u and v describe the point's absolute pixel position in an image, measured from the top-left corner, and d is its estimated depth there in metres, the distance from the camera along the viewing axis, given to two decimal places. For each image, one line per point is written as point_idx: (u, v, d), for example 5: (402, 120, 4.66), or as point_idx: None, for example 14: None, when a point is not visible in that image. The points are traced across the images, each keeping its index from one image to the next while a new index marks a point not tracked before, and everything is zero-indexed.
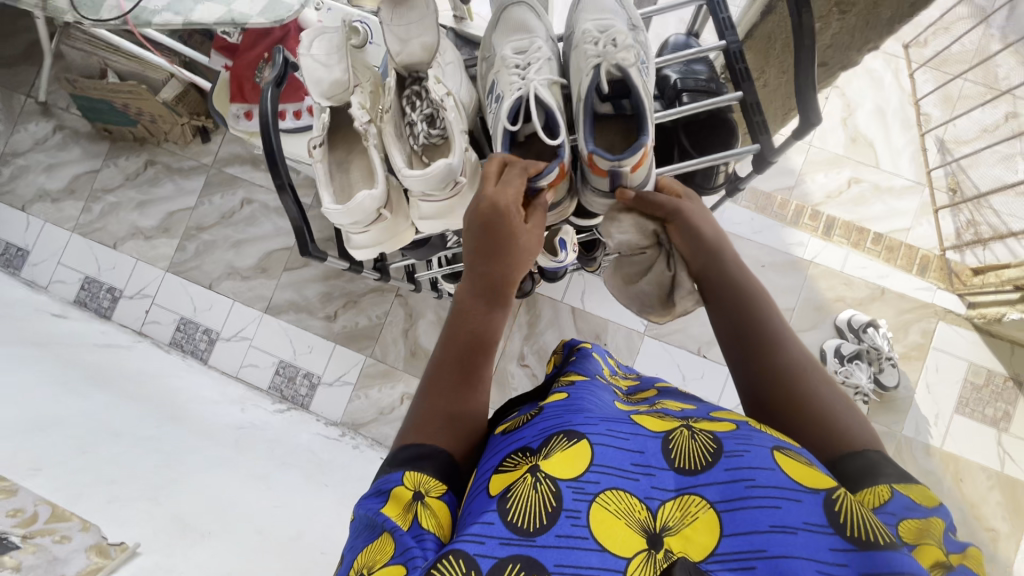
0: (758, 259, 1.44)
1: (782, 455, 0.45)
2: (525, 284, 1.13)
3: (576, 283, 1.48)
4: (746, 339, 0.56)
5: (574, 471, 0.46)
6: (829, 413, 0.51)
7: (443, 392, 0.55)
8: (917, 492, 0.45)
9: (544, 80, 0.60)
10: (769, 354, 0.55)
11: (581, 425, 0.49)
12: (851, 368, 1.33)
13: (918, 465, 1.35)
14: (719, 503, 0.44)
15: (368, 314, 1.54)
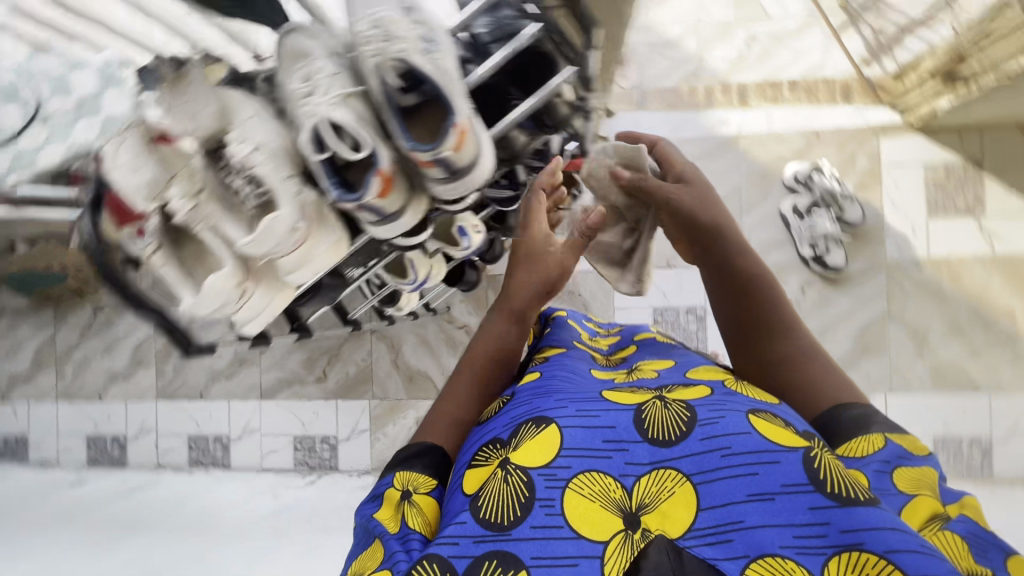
0: (688, 154, 1.42)
1: (756, 420, 0.46)
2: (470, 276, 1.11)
3: None
4: (742, 316, 0.60)
5: (545, 457, 0.46)
6: (823, 382, 0.55)
7: (457, 401, 0.63)
8: (908, 441, 0.48)
9: (335, 93, 0.47)
10: (780, 338, 0.57)
11: (551, 412, 0.49)
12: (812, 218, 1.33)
13: (913, 282, 1.35)
14: (695, 475, 0.44)
15: (354, 361, 1.55)
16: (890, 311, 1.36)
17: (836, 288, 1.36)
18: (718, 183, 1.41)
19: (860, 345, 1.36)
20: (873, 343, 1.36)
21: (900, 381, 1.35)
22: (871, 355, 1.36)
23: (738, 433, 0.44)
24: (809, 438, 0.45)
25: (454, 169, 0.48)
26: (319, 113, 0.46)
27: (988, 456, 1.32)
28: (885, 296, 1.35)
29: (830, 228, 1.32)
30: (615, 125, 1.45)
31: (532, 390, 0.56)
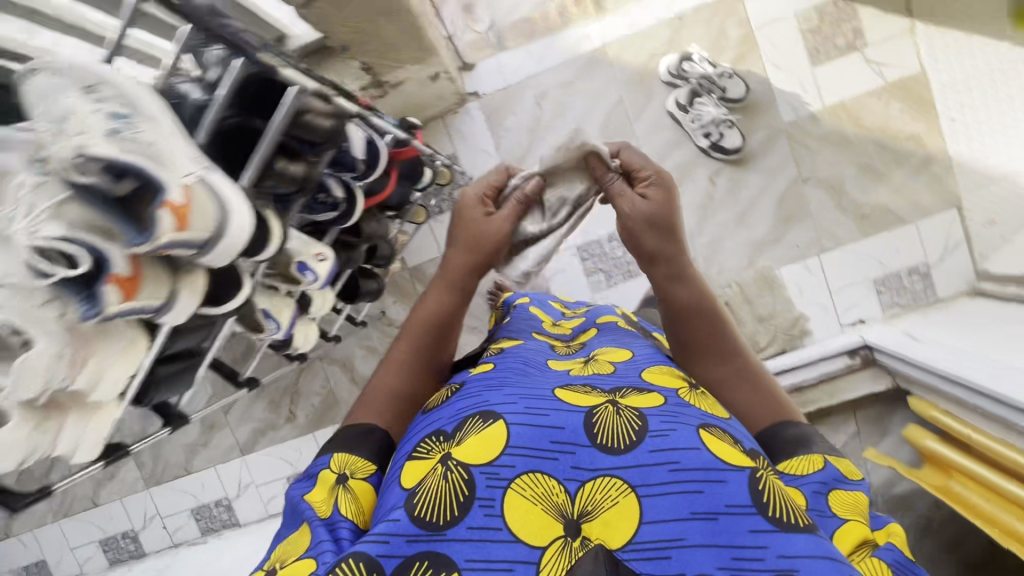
0: (560, 81, 1.35)
1: (707, 436, 0.46)
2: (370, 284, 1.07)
3: (440, 230, 1.43)
4: (695, 330, 0.66)
5: (491, 454, 0.45)
6: (768, 397, 0.64)
7: (398, 378, 0.67)
8: (846, 468, 0.56)
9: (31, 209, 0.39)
10: (727, 358, 0.66)
11: (501, 408, 0.48)
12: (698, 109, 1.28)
13: (817, 138, 1.32)
14: (639, 486, 0.43)
15: (315, 391, 1.55)
16: (802, 173, 1.33)
17: (745, 168, 1.34)
18: (599, 101, 1.35)
19: (782, 215, 1.35)
20: (794, 210, 1.34)
21: (829, 239, 1.34)
22: (795, 222, 1.34)
23: (688, 447, 0.44)
24: (754, 461, 0.46)
25: (199, 241, 0.46)
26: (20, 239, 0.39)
27: (929, 281, 1.33)
28: (793, 160, 1.32)
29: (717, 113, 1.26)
30: (480, 76, 1.37)
31: (485, 384, 0.54)
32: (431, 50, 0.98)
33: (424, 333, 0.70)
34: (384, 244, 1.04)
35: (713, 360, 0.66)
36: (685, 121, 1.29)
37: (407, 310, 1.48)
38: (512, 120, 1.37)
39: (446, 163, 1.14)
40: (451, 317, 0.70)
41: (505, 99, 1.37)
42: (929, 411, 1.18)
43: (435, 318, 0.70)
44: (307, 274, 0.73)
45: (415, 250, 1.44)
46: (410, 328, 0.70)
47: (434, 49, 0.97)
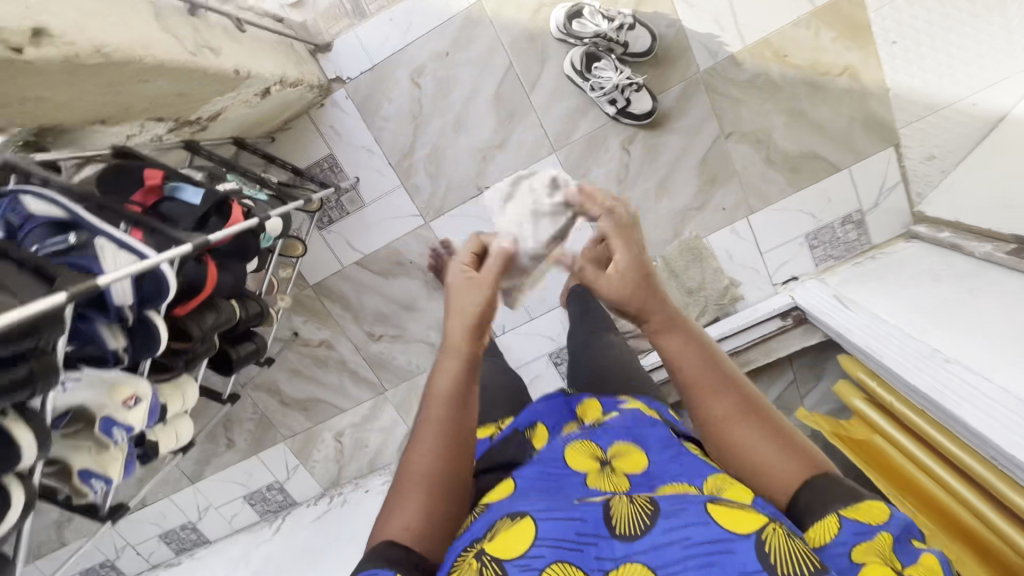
0: (436, 51, 1.13)
1: (714, 507, 0.46)
2: (249, 344, 0.97)
3: (335, 241, 1.28)
4: (703, 382, 0.54)
5: (521, 547, 0.46)
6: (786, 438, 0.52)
7: (431, 474, 0.55)
8: (862, 509, 0.46)
9: None
10: (737, 394, 0.53)
11: (526, 505, 0.50)
12: (595, 80, 1.08)
13: (739, 84, 1.14)
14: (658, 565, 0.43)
15: (248, 417, 1.49)
16: (725, 128, 1.17)
17: (661, 130, 1.17)
18: (487, 71, 1.14)
19: (706, 178, 1.21)
20: (718, 171, 1.20)
21: (758, 197, 1.22)
22: (721, 183, 1.21)
23: (696, 522, 0.45)
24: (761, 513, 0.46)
25: None
26: None
27: (864, 229, 1.25)
28: (714, 114, 1.16)
29: (618, 82, 1.06)
30: (340, 56, 1.14)
31: (528, 480, 0.57)
32: (241, 75, 0.79)
33: (450, 408, 0.57)
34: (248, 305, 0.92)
35: (730, 414, 0.52)
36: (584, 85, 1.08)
37: (321, 328, 1.37)
38: (390, 107, 1.16)
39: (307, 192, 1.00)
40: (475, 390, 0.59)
41: (375, 81, 1.15)
42: (857, 372, 1.17)
43: (455, 390, 0.58)
44: (118, 429, 0.62)
45: (313, 265, 1.30)
46: (432, 400, 0.57)
47: (240, 74, 0.78)
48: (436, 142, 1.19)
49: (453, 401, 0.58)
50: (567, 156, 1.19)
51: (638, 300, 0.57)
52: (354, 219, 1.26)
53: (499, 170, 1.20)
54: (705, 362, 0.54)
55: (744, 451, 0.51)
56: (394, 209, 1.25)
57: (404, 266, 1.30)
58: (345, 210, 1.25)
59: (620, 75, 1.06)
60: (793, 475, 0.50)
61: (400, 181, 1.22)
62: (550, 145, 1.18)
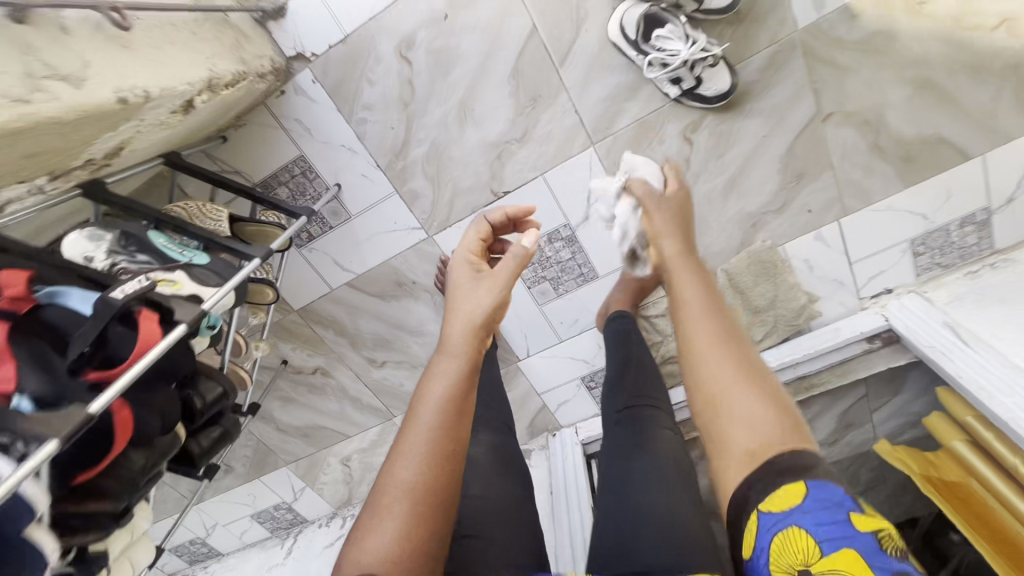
0: (431, 11, 0.81)
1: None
2: (215, 428, 0.77)
3: (318, 259, 1.04)
4: (693, 306, 0.54)
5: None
6: (774, 398, 0.46)
7: (410, 502, 0.48)
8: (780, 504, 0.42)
9: None
10: (734, 341, 0.50)
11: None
12: (654, 57, 0.78)
13: (849, 46, 0.83)
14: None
15: (244, 443, 1.34)
16: (823, 107, 0.87)
17: (736, 112, 0.88)
18: (501, 38, 0.83)
19: (789, 173, 0.92)
20: (806, 164, 0.92)
21: (855, 195, 0.94)
22: (808, 179, 0.93)
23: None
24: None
25: None
26: None
27: (987, 232, 0.96)
28: (810, 90, 0.85)
29: (687, 59, 0.76)
30: (301, 23, 0.84)
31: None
32: (129, 101, 0.53)
33: (444, 419, 0.52)
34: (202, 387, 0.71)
35: (712, 337, 0.50)
36: (640, 62, 0.80)
37: (313, 355, 1.17)
38: (372, 91, 0.87)
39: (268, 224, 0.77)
40: (467, 395, 0.54)
41: (349, 58, 0.85)
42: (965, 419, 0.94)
43: (454, 395, 0.53)
44: None
45: (297, 288, 1.07)
46: (422, 411, 0.53)
47: (124, 101, 0.52)
48: (436, 136, 0.90)
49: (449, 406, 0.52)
50: (609, 150, 0.90)
51: (667, 234, 0.64)
52: (339, 234, 1.01)
53: (519, 171, 0.93)
54: (705, 292, 0.55)
55: (719, 378, 0.48)
56: (387, 222, 0.99)
57: (405, 287, 1.06)
58: (327, 224, 0.99)
59: (693, 49, 0.76)
60: (768, 428, 0.44)
61: (392, 188, 0.95)
62: (586, 137, 0.89)
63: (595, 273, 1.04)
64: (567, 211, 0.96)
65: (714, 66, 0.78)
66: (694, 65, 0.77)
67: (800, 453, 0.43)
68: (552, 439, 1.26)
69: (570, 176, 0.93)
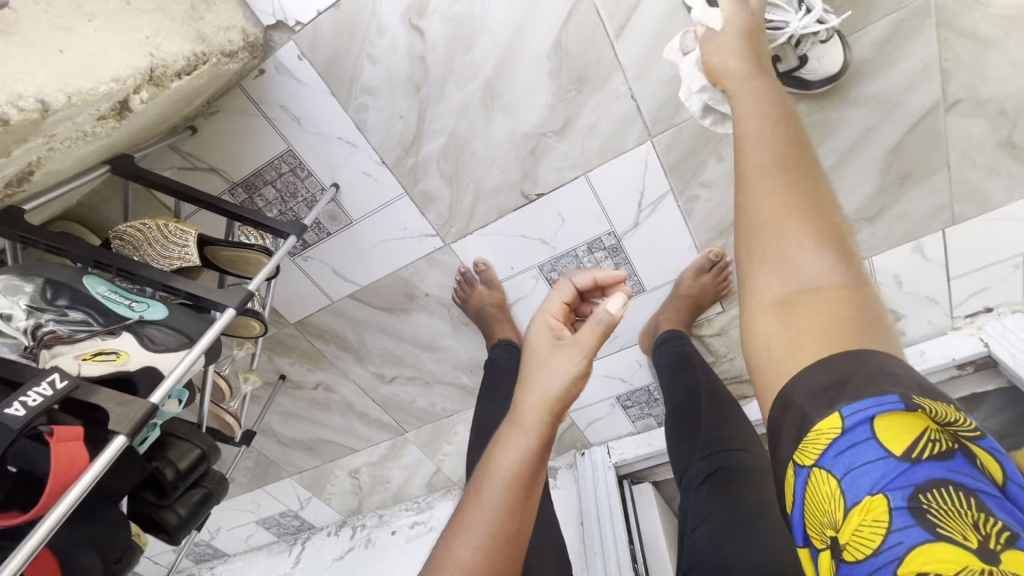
0: None
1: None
2: (195, 491, 0.63)
3: (315, 269, 0.88)
4: (751, 140, 0.45)
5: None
6: (835, 247, 0.38)
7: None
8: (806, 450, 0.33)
9: None
10: (804, 173, 0.42)
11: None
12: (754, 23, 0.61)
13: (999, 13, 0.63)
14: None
15: (243, 454, 1.23)
16: (949, 92, 0.68)
17: (836, 98, 0.69)
18: (538, 1, 0.64)
19: (891, 173, 0.75)
20: (915, 163, 0.74)
21: (970, 200, 0.77)
22: (914, 182, 0.75)
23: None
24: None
25: None
26: None
27: None
28: (935, 70, 0.66)
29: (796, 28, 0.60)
30: None
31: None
32: (12, 121, 0.40)
33: (514, 494, 0.43)
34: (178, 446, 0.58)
35: (765, 178, 0.42)
36: None
37: (314, 369, 1.03)
38: (374, 71, 0.69)
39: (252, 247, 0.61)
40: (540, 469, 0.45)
41: (345, 28, 0.66)
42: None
43: (524, 470, 0.44)
44: None
45: (292, 300, 0.92)
46: (488, 484, 0.44)
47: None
48: (455, 127, 0.73)
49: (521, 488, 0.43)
50: (670, 145, 0.73)
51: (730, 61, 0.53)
52: (339, 241, 0.84)
53: (556, 169, 0.75)
54: (771, 124, 0.45)
55: (764, 222, 0.41)
56: (395, 227, 0.82)
57: (417, 300, 0.91)
58: (324, 231, 0.83)
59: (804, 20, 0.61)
60: (809, 279, 0.37)
61: (402, 189, 0.78)
62: (643, 128, 0.71)
63: (642, 287, 0.88)
64: (617, 216, 0.79)
65: (825, 42, 0.63)
66: (799, 42, 0.62)
67: (844, 360, 0.34)
68: (581, 458, 1.14)
69: (620, 175, 0.75)
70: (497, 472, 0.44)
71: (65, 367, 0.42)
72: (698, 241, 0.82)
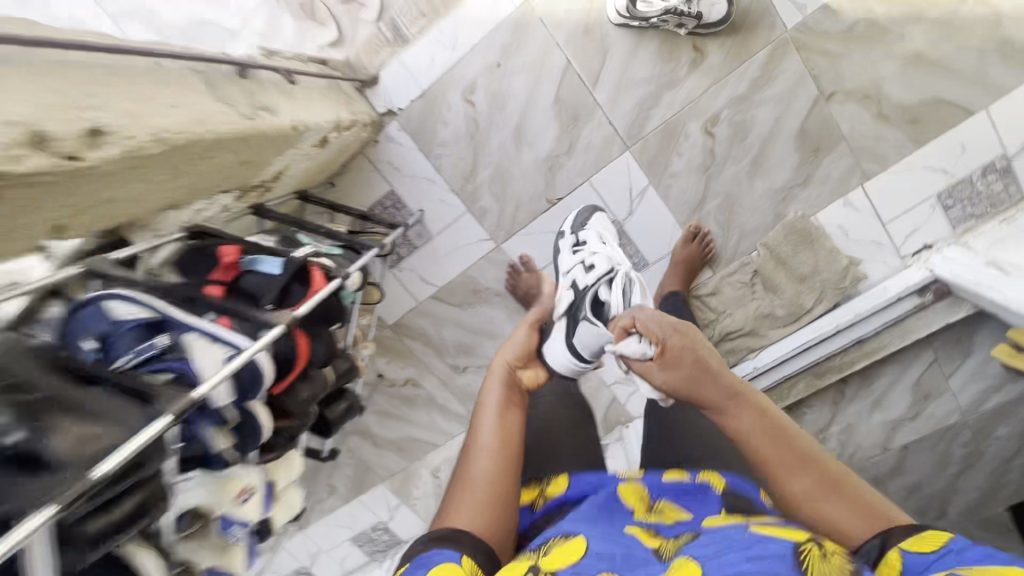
0: (487, 63, 1.05)
1: (761, 530, 0.45)
2: (344, 401, 0.93)
3: (407, 278, 1.23)
4: (767, 462, 0.53)
5: (571, 560, 0.45)
6: (845, 486, 0.50)
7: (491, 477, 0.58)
8: (923, 540, 0.43)
9: None
10: (803, 456, 0.53)
11: (582, 531, 0.50)
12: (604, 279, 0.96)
13: (835, 37, 0.98)
14: (704, 560, 0.41)
15: (346, 461, 1.48)
16: (824, 88, 1.01)
17: (749, 104, 1.03)
18: (544, 75, 1.04)
19: (806, 149, 1.05)
20: (821, 139, 1.05)
21: (873, 160, 1.06)
22: (826, 153, 1.06)
23: (745, 536, 0.43)
24: (806, 536, 0.43)
25: None
26: None
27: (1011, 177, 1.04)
28: (809, 76, 1.00)
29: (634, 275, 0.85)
30: (388, 88, 1.09)
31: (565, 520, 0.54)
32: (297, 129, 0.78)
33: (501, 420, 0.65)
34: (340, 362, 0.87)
35: (803, 486, 0.50)
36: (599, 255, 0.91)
37: (405, 366, 1.33)
38: (445, 130, 1.10)
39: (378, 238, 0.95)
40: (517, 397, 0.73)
41: (427, 108, 1.09)
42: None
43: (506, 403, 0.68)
44: (236, 523, 0.59)
45: (389, 304, 1.26)
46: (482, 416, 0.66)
47: (297, 130, 0.74)
48: (498, 161, 1.11)
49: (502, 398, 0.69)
50: (642, 150, 1.08)
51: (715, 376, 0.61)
52: (423, 252, 1.20)
53: (569, 177, 1.10)
54: (769, 437, 0.54)
55: (825, 521, 0.48)
56: (462, 236, 1.18)
57: (480, 294, 1.23)
58: (413, 245, 1.20)
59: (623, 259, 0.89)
60: (850, 529, 0.47)
61: (467, 207, 1.15)
62: (622, 142, 1.07)
63: (646, 261, 1.16)
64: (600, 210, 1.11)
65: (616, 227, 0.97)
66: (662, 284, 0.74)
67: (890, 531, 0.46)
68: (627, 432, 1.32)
69: (612, 176, 1.10)
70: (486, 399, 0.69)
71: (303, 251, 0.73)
72: (679, 219, 1.12)
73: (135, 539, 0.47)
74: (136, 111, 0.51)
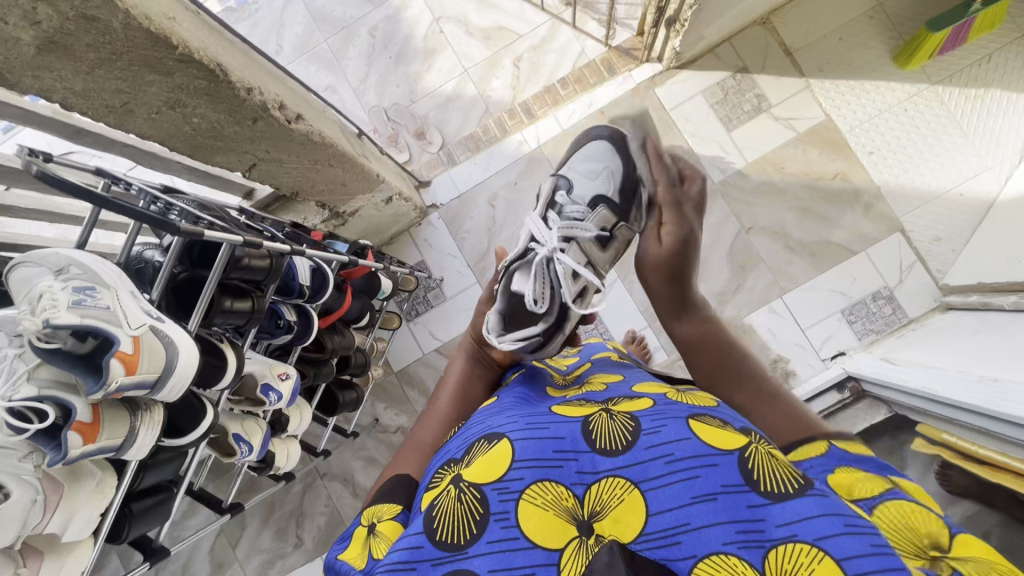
0: (508, 181, 1.51)
1: (696, 425, 0.48)
2: (353, 391, 1.13)
3: (419, 331, 1.52)
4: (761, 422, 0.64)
5: (498, 472, 0.47)
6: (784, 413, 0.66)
7: (427, 429, 0.71)
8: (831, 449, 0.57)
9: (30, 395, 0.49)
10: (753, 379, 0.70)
11: (505, 428, 0.51)
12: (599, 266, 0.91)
13: (748, 191, 1.43)
14: (641, 482, 0.45)
15: (319, 511, 1.51)
16: (745, 224, 1.43)
17: None
18: None
19: (735, 264, 1.42)
20: (745, 259, 1.42)
21: (786, 279, 1.41)
22: (751, 270, 1.42)
23: (680, 439, 0.46)
24: (748, 435, 0.48)
25: (147, 381, 0.54)
26: (20, 403, 0.49)
27: (896, 303, 1.38)
28: (732, 214, 1.43)
29: (558, 259, 0.81)
30: (436, 190, 1.54)
31: (486, 413, 0.58)
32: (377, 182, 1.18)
33: (456, 394, 0.76)
34: (356, 353, 1.09)
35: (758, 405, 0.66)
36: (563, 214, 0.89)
37: (399, 414, 1.51)
38: (471, 222, 1.51)
39: (405, 270, 1.26)
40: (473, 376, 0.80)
41: (461, 205, 1.52)
42: (941, 436, 0.97)
43: (463, 376, 0.79)
44: (271, 394, 0.79)
45: (401, 352, 1.52)
46: (443, 390, 0.79)
47: (379, 177, 1.11)
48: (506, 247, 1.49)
49: (466, 368, 0.81)
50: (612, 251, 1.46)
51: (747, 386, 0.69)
52: (437, 311, 1.51)
53: None
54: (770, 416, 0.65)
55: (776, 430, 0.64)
56: (469, 304, 1.49)
57: None
58: (430, 304, 1.51)
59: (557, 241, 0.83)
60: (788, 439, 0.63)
61: (478, 278, 1.49)
62: None
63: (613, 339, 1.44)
64: (604, 157, 0.93)
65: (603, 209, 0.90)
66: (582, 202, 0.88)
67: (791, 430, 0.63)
68: None
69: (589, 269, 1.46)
70: (446, 382, 0.80)
71: (370, 246, 1.06)
72: (641, 307, 1.44)
73: (226, 346, 0.69)
74: (320, 121, 0.87)
